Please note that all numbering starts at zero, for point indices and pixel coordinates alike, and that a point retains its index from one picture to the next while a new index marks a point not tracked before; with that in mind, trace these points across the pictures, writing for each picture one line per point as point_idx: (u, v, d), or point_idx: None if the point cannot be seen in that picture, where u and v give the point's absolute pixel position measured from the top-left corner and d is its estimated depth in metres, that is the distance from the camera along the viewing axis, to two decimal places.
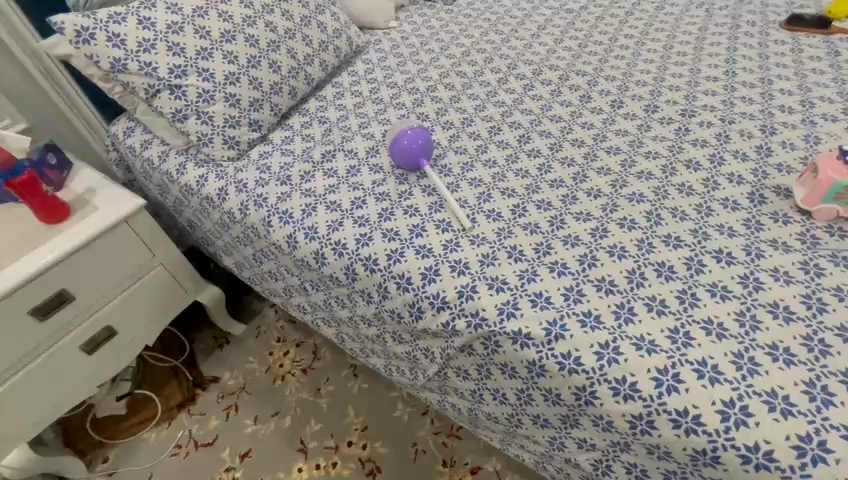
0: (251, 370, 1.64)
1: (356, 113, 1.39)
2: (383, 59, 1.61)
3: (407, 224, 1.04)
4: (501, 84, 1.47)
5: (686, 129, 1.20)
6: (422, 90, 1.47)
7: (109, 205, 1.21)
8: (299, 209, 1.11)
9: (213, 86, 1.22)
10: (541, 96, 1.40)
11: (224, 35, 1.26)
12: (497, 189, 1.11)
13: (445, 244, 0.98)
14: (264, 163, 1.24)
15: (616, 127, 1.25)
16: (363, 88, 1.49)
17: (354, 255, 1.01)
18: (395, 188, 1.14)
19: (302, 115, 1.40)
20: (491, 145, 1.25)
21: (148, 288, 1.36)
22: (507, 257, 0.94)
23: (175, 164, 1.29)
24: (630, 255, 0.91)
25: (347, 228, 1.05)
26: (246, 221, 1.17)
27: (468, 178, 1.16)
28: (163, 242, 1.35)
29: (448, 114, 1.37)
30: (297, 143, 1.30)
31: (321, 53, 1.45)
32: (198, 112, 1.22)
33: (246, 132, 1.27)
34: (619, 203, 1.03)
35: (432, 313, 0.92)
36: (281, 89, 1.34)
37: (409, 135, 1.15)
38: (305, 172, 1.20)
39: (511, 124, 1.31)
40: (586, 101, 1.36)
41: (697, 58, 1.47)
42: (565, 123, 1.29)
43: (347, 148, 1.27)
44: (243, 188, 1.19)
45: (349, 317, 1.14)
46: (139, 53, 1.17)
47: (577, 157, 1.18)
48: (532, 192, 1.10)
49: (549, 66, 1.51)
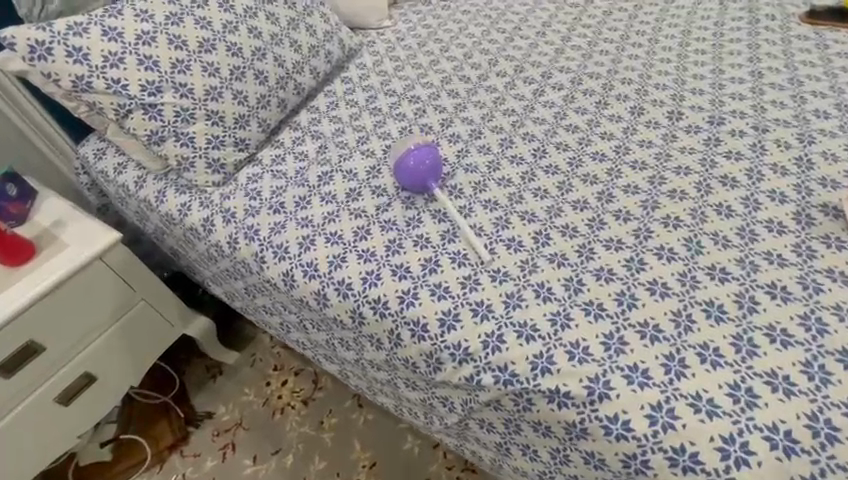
0: (248, 403, 1.53)
1: (353, 126, 1.27)
2: (378, 63, 1.48)
3: (418, 259, 0.92)
4: (508, 89, 1.35)
5: (716, 139, 1.10)
6: (424, 98, 1.35)
7: (81, 240, 1.08)
8: (296, 243, 0.99)
9: (192, 103, 1.09)
10: (553, 103, 1.29)
11: (202, 44, 1.12)
12: (514, 213, 1.01)
13: (463, 283, 0.87)
14: (254, 188, 1.11)
15: (638, 137, 1.15)
16: (359, 97, 1.36)
17: (360, 297, 0.90)
18: (402, 214, 1.02)
19: (293, 129, 1.27)
20: (503, 161, 1.14)
21: (132, 326, 1.24)
22: (535, 297, 0.83)
23: (153, 191, 1.15)
24: (673, 292, 0.81)
25: (351, 264, 0.93)
26: (236, 256, 1.05)
27: (482, 200, 1.05)
28: (144, 276, 1.22)
29: (454, 125, 1.26)
30: (289, 163, 1.18)
31: (311, 59, 1.32)
32: (177, 134, 1.09)
33: (231, 152, 1.14)
34: (653, 228, 0.93)
35: (454, 366, 0.81)
36: (269, 103, 1.21)
37: (416, 154, 1.04)
38: (299, 198, 1.08)
39: (524, 136, 1.20)
40: (603, 108, 1.25)
41: (717, 56, 1.36)
42: (583, 134, 1.18)
43: (346, 168, 1.15)
44: (231, 218, 1.06)
45: (355, 358, 1.03)
46: (106, 69, 1.03)
47: (600, 174, 1.07)
48: (553, 216, 0.99)
49: (559, 69, 1.40)
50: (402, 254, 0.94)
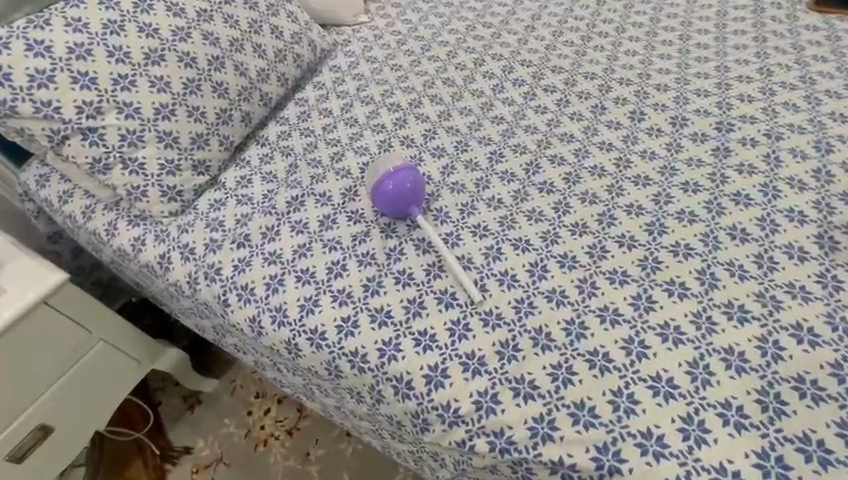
0: (228, 435, 1.43)
1: (327, 140, 1.15)
2: (353, 65, 1.34)
3: (399, 300, 0.82)
4: (497, 92, 1.24)
5: (726, 149, 1.00)
6: (405, 105, 1.22)
7: (19, 284, 0.96)
8: (263, 284, 0.88)
9: (139, 124, 0.97)
10: (546, 108, 1.18)
11: (147, 55, 0.99)
12: (506, 241, 0.91)
13: (450, 329, 0.77)
14: (215, 217, 0.99)
15: (640, 147, 1.05)
16: (333, 105, 1.24)
17: (336, 348, 0.80)
18: (382, 245, 0.92)
19: (260, 145, 1.15)
20: (493, 178, 1.03)
21: (92, 370, 1.13)
22: (532, 346, 0.74)
23: (103, 223, 1.02)
24: (687, 337, 0.72)
25: (325, 308, 0.83)
26: (196, 298, 0.93)
27: (470, 225, 0.94)
28: (101, 315, 1.10)
29: (438, 137, 1.14)
30: (256, 185, 1.06)
31: (278, 65, 1.19)
32: (123, 160, 0.96)
33: (189, 177, 1.02)
34: (660, 257, 0.83)
35: (443, 429, 0.72)
36: (230, 117, 1.08)
37: (396, 177, 0.93)
38: (266, 228, 0.96)
39: (515, 148, 1.09)
40: (600, 113, 1.14)
41: (721, 51, 1.25)
42: (579, 144, 1.08)
43: (318, 190, 1.03)
44: (189, 255, 0.95)
45: (336, 405, 0.93)
46: (33, 90, 0.91)
47: (600, 191, 0.97)
48: (549, 244, 0.89)
49: (551, 68, 1.28)
50: (382, 295, 0.83)
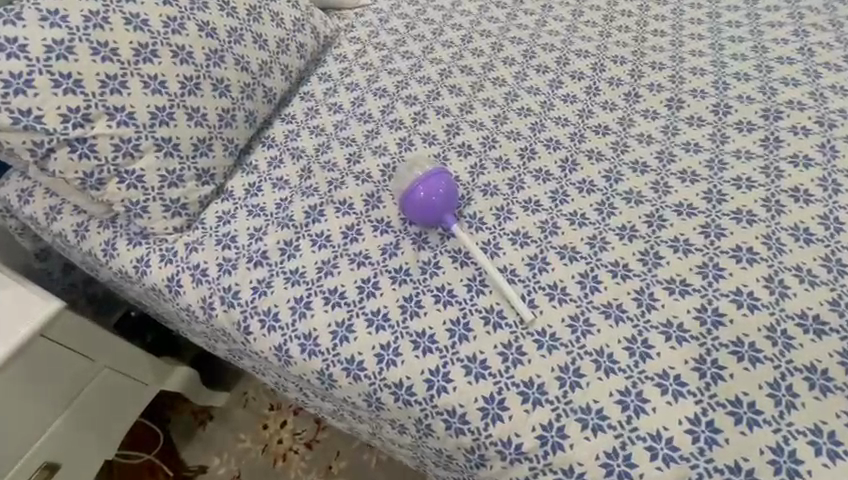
0: (245, 451, 1.37)
1: (340, 139, 1.05)
2: (359, 53, 1.23)
3: (443, 322, 0.75)
4: (519, 80, 1.14)
5: (776, 139, 0.93)
6: (421, 98, 1.12)
7: (9, 317, 0.86)
8: (288, 308, 0.80)
9: (134, 132, 0.86)
10: (575, 97, 1.09)
11: (137, 51, 0.88)
12: (550, 249, 0.83)
13: (503, 354, 0.71)
14: (227, 232, 0.90)
15: (682, 139, 0.97)
16: (342, 100, 1.13)
17: (377, 379, 0.73)
18: (415, 258, 0.84)
19: (267, 147, 1.05)
20: (526, 177, 0.95)
21: (99, 399, 1.04)
22: (595, 371, 0.68)
23: (99, 242, 0.92)
24: (765, 355, 0.67)
25: (361, 334, 0.75)
26: (213, 324, 0.85)
27: (509, 232, 0.87)
28: (102, 340, 1.01)
29: (462, 132, 1.05)
30: (268, 194, 0.96)
31: (280, 56, 1.07)
32: (118, 173, 0.86)
33: (193, 188, 0.92)
34: (721, 263, 0.77)
35: (504, 465, 0.67)
36: (233, 118, 0.97)
37: (426, 184, 0.85)
38: (284, 243, 0.88)
39: (547, 142, 1.01)
40: (634, 102, 1.06)
41: (757, 29, 1.16)
42: (616, 137, 1.00)
43: (338, 197, 0.94)
44: (201, 277, 0.85)
45: (371, 431, 0.87)
46: (9, 98, 0.80)
47: (645, 189, 0.90)
48: (598, 251, 0.82)
49: (575, 52, 1.18)
50: (423, 316, 0.76)
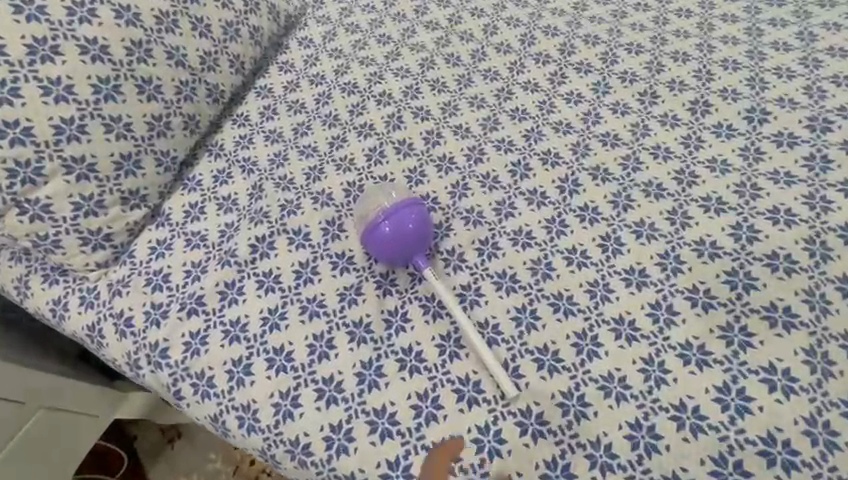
0: (215, 472, 1.28)
1: (299, 147, 0.89)
2: (327, 37, 1.03)
3: (408, 396, 0.63)
4: (514, 73, 0.95)
5: (823, 158, 0.77)
6: (397, 94, 0.93)
7: None
8: (224, 372, 0.67)
9: (34, 151, 0.71)
10: (580, 97, 0.91)
11: (32, 47, 0.71)
12: (541, 299, 0.69)
13: (477, 442, 0.60)
14: (158, 269, 0.76)
15: (705, 154, 0.81)
16: (304, 96, 0.95)
17: (327, 468, 0.62)
18: (379, 307, 0.70)
19: (213, 157, 0.89)
20: (517, 200, 0.80)
21: (40, 439, 0.95)
22: (588, 469, 0.58)
23: (10, 278, 0.78)
24: (802, 459, 0.56)
25: (308, 409, 0.64)
26: (144, 382, 0.73)
27: (492, 273, 0.72)
28: (33, 379, 0.89)
29: (443, 140, 0.87)
30: (211, 218, 0.81)
31: (228, 45, 0.89)
32: (19, 203, 0.72)
33: (119, 215, 0.77)
34: (749, 327, 0.63)
35: None
36: (167, 125, 0.81)
37: (393, 216, 0.70)
38: (225, 285, 0.74)
39: (544, 155, 0.84)
40: (651, 103, 0.88)
41: (803, 9, 0.96)
42: (627, 150, 0.83)
43: (292, 224, 0.79)
44: (126, 326, 0.72)
45: None
46: None
47: (659, 221, 0.75)
48: (599, 302, 0.68)
49: (582, 37, 0.98)
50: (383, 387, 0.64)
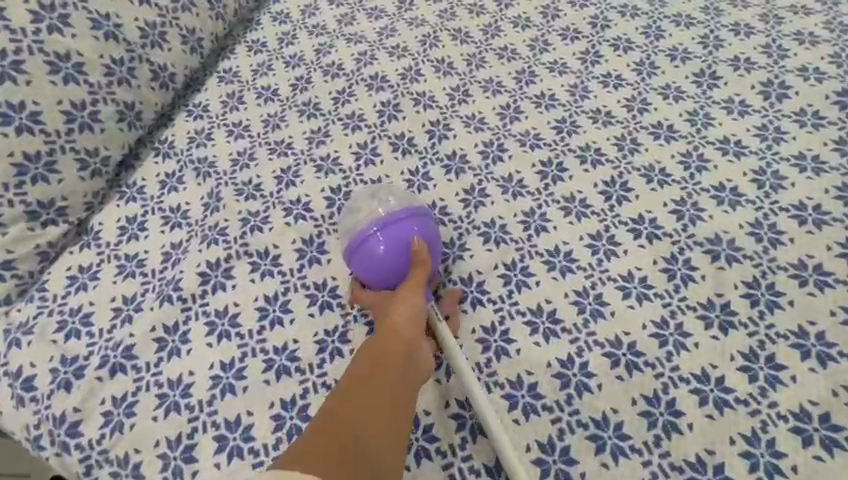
0: None
1: (268, 142, 0.69)
2: (306, 10, 0.83)
3: None
4: (537, 51, 0.77)
5: None
6: (393, 76, 0.75)
7: None
8: (158, 456, 0.49)
9: None
10: (621, 79, 0.72)
11: None
12: (594, 348, 0.51)
13: None
14: (74, 308, 0.57)
15: (791, 148, 0.63)
16: (276, 80, 0.76)
17: None
18: None
19: (157, 156, 0.69)
20: (551, 209, 0.61)
21: None
22: None
23: None
24: None
25: None
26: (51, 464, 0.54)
27: (524, 311, 0.54)
28: None
29: (452, 133, 0.69)
30: (151, 236, 0.62)
31: (178, 15, 0.70)
32: None
33: (24, 235, 0.58)
34: None
35: None
36: (94, 115, 0.62)
37: (387, 229, 0.51)
38: (163, 331, 0.55)
39: (582, 152, 0.66)
40: (711, 86, 0.70)
41: None
42: (688, 145, 0.65)
43: (255, 243, 0.60)
44: (24, 391, 0.53)
45: None
46: None
47: (741, 237, 0.57)
48: (672, 352, 0.50)
49: (617, 9, 0.80)
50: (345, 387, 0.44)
